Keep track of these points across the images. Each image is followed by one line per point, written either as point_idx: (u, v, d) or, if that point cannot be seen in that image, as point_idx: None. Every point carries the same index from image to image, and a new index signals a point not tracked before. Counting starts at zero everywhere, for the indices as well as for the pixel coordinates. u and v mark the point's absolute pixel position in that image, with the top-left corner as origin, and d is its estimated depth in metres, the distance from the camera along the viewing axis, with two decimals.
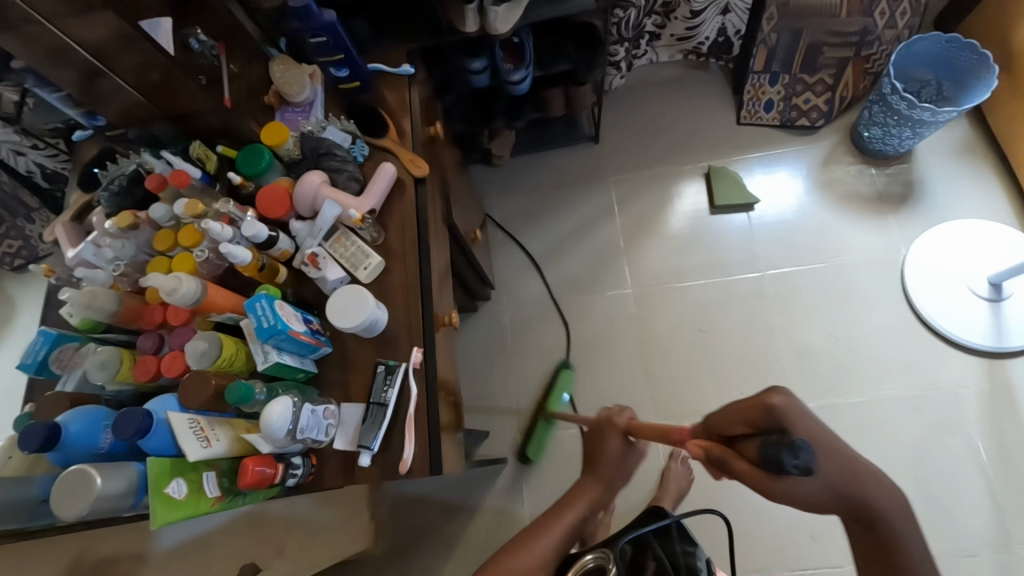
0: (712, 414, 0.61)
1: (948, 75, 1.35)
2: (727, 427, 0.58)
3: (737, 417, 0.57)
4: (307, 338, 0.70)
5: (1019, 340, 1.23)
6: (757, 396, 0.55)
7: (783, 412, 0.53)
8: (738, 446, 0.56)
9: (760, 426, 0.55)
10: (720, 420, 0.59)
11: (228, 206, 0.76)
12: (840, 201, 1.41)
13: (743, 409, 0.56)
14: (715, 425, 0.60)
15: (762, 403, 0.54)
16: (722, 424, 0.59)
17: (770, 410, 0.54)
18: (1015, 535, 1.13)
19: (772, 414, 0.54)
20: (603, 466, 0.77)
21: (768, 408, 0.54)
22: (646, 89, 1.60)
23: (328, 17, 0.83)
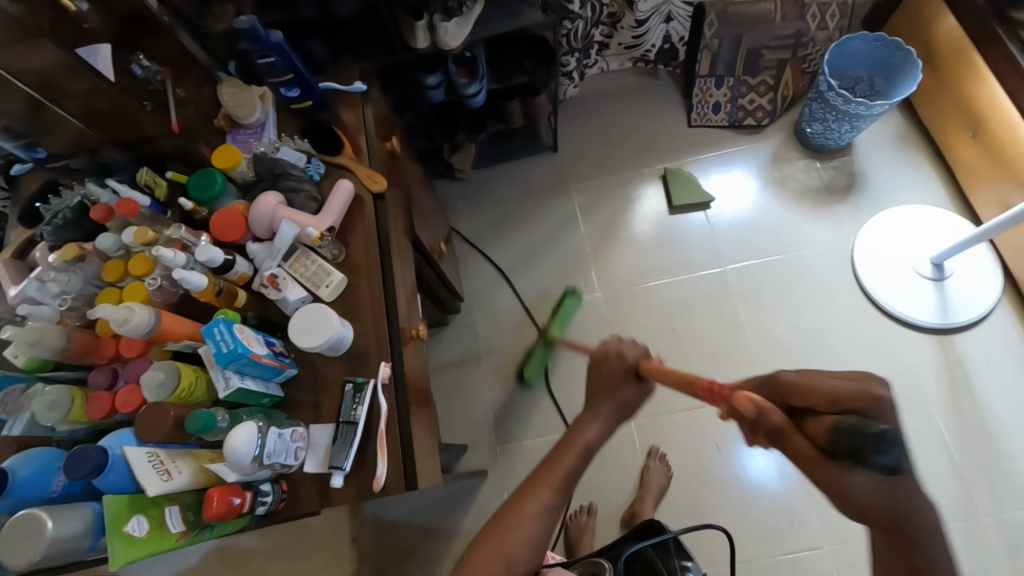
0: (786, 374, 0.54)
1: (879, 72, 1.43)
2: (801, 396, 0.52)
3: (823, 392, 0.51)
4: (270, 361, 0.68)
5: (964, 316, 1.30)
6: (863, 382, 0.50)
7: (885, 406, 0.49)
8: (813, 419, 0.51)
9: (842, 408, 0.50)
10: (793, 388, 0.53)
11: (180, 231, 0.74)
12: (791, 196, 1.48)
13: (841, 385, 0.50)
14: (783, 388, 0.54)
15: (866, 391, 0.50)
16: (793, 391, 0.53)
17: (873, 402, 0.49)
18: (978, 503, 1.18)
19: (876, 406, 0.49)
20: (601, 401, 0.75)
21: (873, 399, 0.49)
22: (601, 98, 1.64)
23: (276, 38, 0.82)
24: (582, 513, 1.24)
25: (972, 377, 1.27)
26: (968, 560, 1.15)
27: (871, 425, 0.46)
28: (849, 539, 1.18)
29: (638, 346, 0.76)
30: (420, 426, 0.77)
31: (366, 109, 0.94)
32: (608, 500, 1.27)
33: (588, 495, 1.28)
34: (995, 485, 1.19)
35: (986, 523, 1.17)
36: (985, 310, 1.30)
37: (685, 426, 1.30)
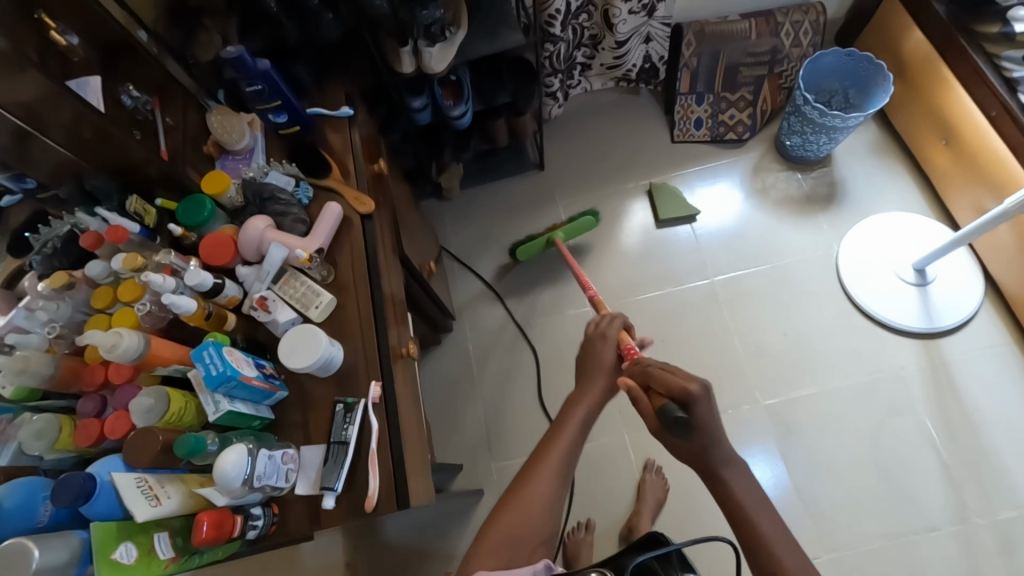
0: (654, 369, 0.74)
1: (853, 85, 1.48)
2: (656, 384, 0.73)
3: (665, 384, 0.71)
4: (259, 383, 0.68)
5: (948, 320, 1.32)
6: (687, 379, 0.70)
7: (696, 399, 0.68)
8: (652, 397, 0.73)
9: (673, 395, 0.70)
10: (654, 378, 0.73)
11: (169, 257, 0.74)
12: (775, 206, 1.50)
13: (674, 380, 0.70)
14: (647, 376, 0.74)
15: (684, 386, 0.69)
16: (653, 379, 0.73)
17: (687, 394, 0.69)
18: (970, 504, 1.18)
19: (689, 399, 0.68)
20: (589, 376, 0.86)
21: (687, 392, 0.69)
22: (585, 116, 1.68)
23: (264, 66, 0.84)
24: (579, 529, 1.23)
25: (958, 379, 1.29)
26: (963, 562, 1.15)
27: (675, 410, 0.68)
28: (844, 545, 1.18)
29: (619, 322, 0.91)
30: (410, 444, 0.77)
31: (352, 132, 0.96)
32: (604, 514, 1.26)
33: (585, 511, 1.27)
34: (986, 486, 1.19)
35: (979, 524, 1.17)
36: (967, 313, 1.32)
37: None
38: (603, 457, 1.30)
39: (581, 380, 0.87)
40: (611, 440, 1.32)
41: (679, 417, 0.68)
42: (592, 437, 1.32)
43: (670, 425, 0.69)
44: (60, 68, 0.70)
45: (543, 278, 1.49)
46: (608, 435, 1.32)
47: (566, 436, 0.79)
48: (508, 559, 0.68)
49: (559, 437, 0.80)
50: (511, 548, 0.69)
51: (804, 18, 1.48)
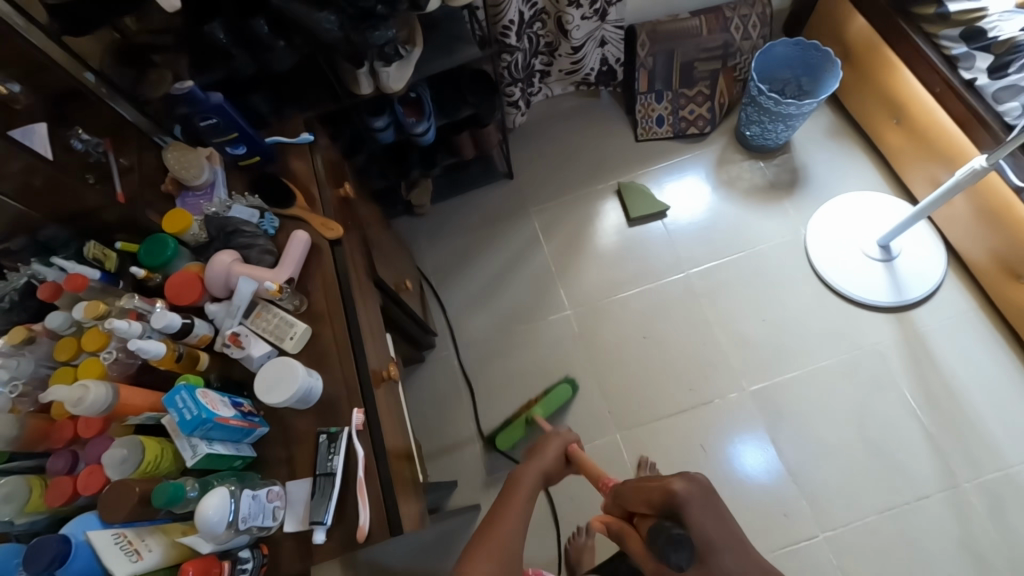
0: (626, 488, 0.67)
1: (804, 73, 1.52)
2: (634, 504, 0.64)
3: (647, 494, 0.62)
4: (237, 422, 0.67)
5: (916, 291, 1.36)
6: (666, 480, 0.61)
7: (683, 501, 0.58)
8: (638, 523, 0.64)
9: (659, 504, 0.60)
10: (631, 494, 0.65)
11: (134, 300, 0.72)
12: (742, 196, 1.53)
13: (651, 490, 0.62)
14: (625, 499, 0.67)
15: (665, 490, 0.60)
16: (629, 500, 0.65)
17: (670, 496, 0.59)
18: (956, 470, 1.22)
19: (674, 502, 0.58)
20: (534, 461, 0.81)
21: (670, 494, 0.59)
22: (549, 121, 1.70)
23: (216, 99, 0.82)
24: (581, 534, 1.22)
25: (932, 348, 1.33)
26: (956, 528, 1.17)
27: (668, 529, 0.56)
28: (840, 523, 1.20)
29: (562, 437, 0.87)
30: (399, 466, 0.76)
31: (315, 158, 0.96)
32: None
33: (584, 516, 1.26)
34: (969, 451, 1.23)
35: (967, 490, 1.20)
36: (933, 285, 1.36)
37: (671, 433, 1.31)
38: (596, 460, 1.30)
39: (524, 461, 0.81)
40: (604, 441, 1.32)
41: (673, 533, 0.56)
42: (585, 440, 1.32)
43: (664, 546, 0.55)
44: (3, 119, 0.69)
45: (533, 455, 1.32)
46: (598, 437, 1.32)
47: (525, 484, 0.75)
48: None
49: (510, 504, 0.71)
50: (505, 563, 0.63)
51: (751, 11, 1.53)
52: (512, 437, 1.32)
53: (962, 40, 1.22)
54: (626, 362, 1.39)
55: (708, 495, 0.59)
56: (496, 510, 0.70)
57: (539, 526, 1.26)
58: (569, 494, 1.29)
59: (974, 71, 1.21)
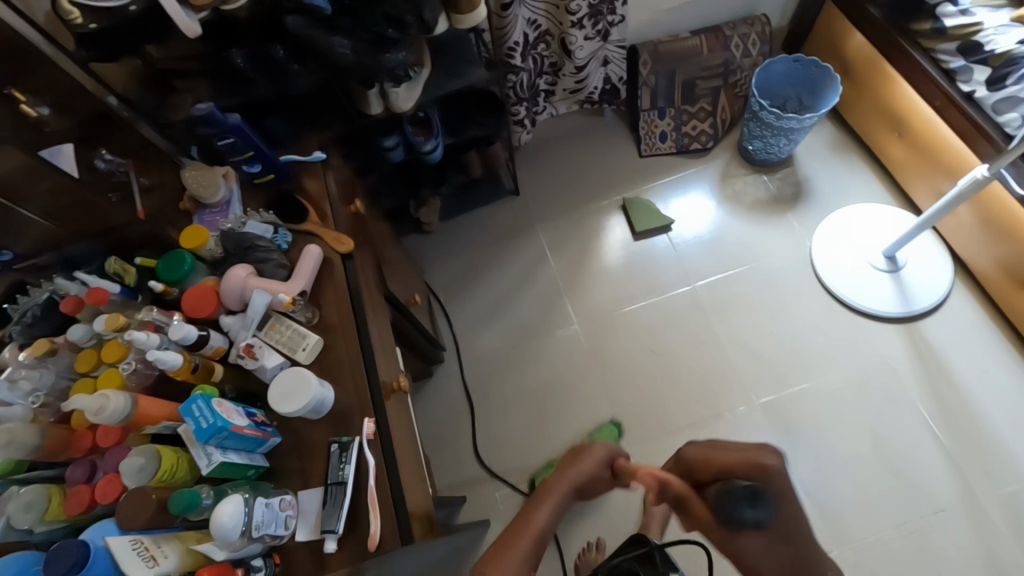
0: (696, 453, 0.68)
1: (804, 89, 1.55)
2: (703, 471, 0.66)
3: (721, 466, 0.64)
4: (251, 431, 0.68)
5: (925, 302, 1.36)
6: (758, 453, 0.61)
7: (767, 474, 0.59)
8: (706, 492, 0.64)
9: (739, 475, 0.61)
10: (698, 463, 0.67)
11: (152, 313, 0.75)
12: (747, 210, 1.55)
13: (737, 460, 0.62)
14: (692, 464, 0.68)
15: (754, 460, 0.61)
16: (699, 467, 0.67)
17: (760, 468, 0.60)
18: (972, 482, 1.20)
19: (764, 475, 0.59)
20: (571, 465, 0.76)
21: (761, 468, 0.60)
22: (553, 139, 1.73)
23: (235, 120, 0.86)
24: (591, 549, 1.21)
25: (943, 358, 1.32)
26: (973, 542, 1.16)
27: (749, 488, 0.58)
28: (855, 538, 1.19)
29: (611, 446, 0.79)
30: (410, 475, 0.77)
31: (327, 176, 0.98)
32: (614, 533, 1.25)
33: (594, 531, 1.25)
34: (984, 462, 1.21)
35: (983, 502, 1.18)
36: (942, 295, 1.36)
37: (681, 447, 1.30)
38: None
39: (559, 467, 0.77)
40: None
41: (747, 492, 0.57)
42: None
43: (737, 501, 0.57)
44: (32, 139, 0.72)
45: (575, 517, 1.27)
46: None
47: (553, 495, 0.71)
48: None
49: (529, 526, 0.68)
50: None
51: (749, 30, 1.57)
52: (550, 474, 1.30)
53: (959, 53, 1.24)
54: (634, 376, 1.39)
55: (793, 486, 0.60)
56: (508, 532, 0.68)
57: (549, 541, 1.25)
58: (580, 509, 1.28)
59: (972, 84, 1.23)
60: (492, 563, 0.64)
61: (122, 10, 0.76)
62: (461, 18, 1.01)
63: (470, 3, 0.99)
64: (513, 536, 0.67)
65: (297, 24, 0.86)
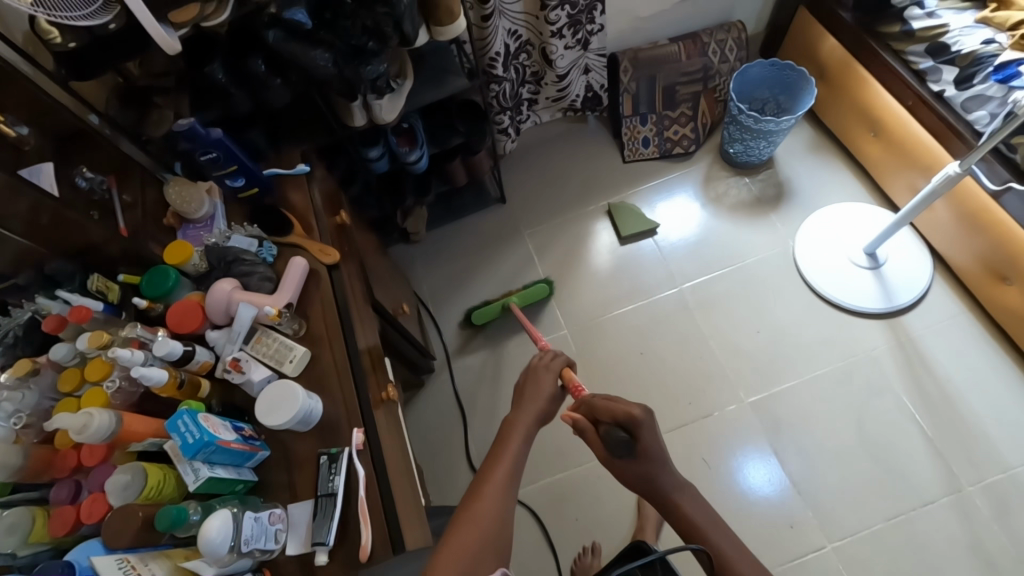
0: (597, 399, 0.77)
1: (781, 92, 1.58)
2: (599, 413, 0.76)
3: (609, 411, 0.75)
4: (239, 445, 0.67)
5: (905, 297, 1.38)
6: (629, 405, 0.74)
7: (640, 424, 0.72)
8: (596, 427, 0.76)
9: (618, 420, 0.74)
10: (597, 406, 0.76)
11: (136, 330, 0.74)
12: (730, 212, 1.57)
13: (615, 409, 0.74)
14: (592, 407, 0.77)
15: (628, 413, 0.73)
16: (596, 410, 0.77)
17: (631, 419, 0.73)
18: (958, 472, 1.22)
19: (635, 424, 0.72)
20: (528, 398, 0.79)
21: (632, 418, 0.73)
22: (538, 147, 1.75)
23: (217, 134, 0.85)
24: (586, 554, 1.20)
25: (926, 352, 1.34)
26: (963, 533, 1.17)
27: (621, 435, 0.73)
28: (847, 533, 1.20)
29: (547, 364, 0.84)
30: (400, 484, 0.77)
31: (311, 188, 0.99)
32: (608, 536, 1.25)
33: (589, 535, 1.25)
34: (969, 452, 1.23)
35: (970, 492, 1.20)
36: (921, 289, 1.39)
37: (673, 447, 1.31)
38: (597, 478, 1.30)
39: (518, 403, 0.79)
40: None
41: (619, 437, 0.73)
42: (587, 457, 1.32)
43: (612, 446, 0.73)
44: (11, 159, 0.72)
45: (564, 515, 1.28)
46: None
47: (522, 425, 0.75)
48: (495, 539, 0.63)
49: (500, 463, 0.70)
50: (502, 513, 0.65)
51: (727, 36, 1.60)
52: (487, 314, 1.45)
53: (928, 55, 1.28)
54: (625, 379, 1.40)
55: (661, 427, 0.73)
56: (484, 468, 0.71)
57: (542, 547, 1.25)
58: (574, 513, 1.28)
59: (941, 83, 1.26)
60: (472, 499, 0.67)
61: (102, 28, 0.76)
62: (442, 29, 1.02)
63: (450, 15, 1.01)
64: (492, 467, 0.70)
65: (278, 38, 0.86)
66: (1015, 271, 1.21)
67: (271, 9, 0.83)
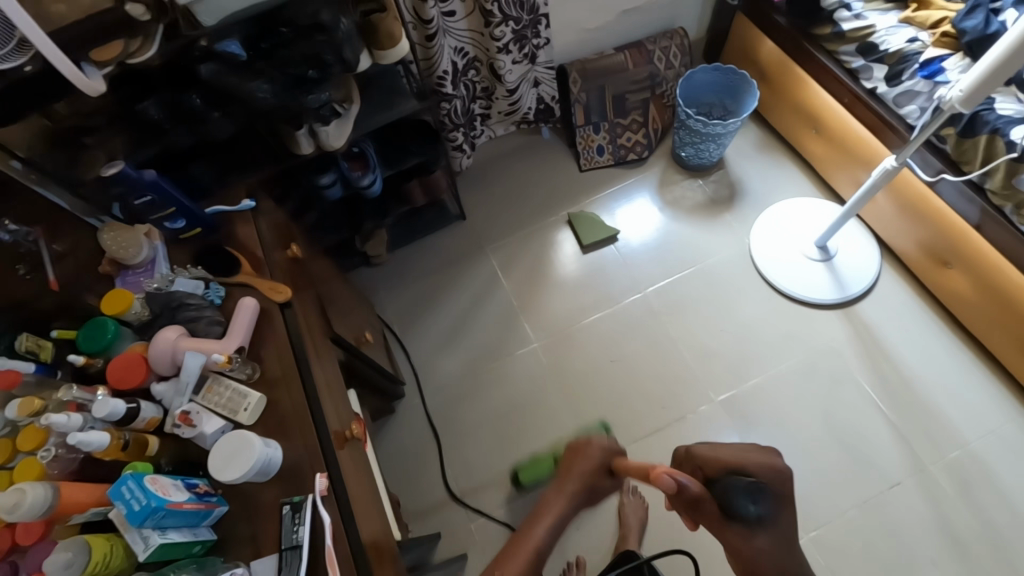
0: (697, 449, 0.68)
1: (726, 96, 1.62)
2: (710, 469, 0.65)
3: (729, 464, 0.63)
4: (192, 505, 0.64)
5: (857, 286, 1.43)
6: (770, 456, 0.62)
7: (778, 479, 0.60)
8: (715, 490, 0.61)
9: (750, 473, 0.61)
10: (710, 461, 0.65)
11: (72, 392, 0.70)
12: (687, 214, 1.60)
13: (740, 459, 0.63)
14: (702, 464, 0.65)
15: (769, 464, 0.61)
16: (707, 465, 0.65)
17: (771, 471, 0.61)
18: (920, 453, 1.26)
19: (773, 476, 0.60)
20: (573, 471, 0.73)
21: (775, 470, 0.61)
22: (496, 161, 1.74)
23: (151, 176, 0.82)
24: (572, 569, 1.19)
25: (881, 338, 1.39)
26: (928, 510, 1.21)
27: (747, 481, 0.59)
28: (823, 522, 1.22)
29: (607, 439, 0.77)
30: (371, 525, 0.74)
31: (259, 222, 0.95)
32: (593, 548, 1.24)
33: (573, 550, 1.24)
34: (930, 433, 1.28)
35: (932, 470, 1.25)
36: (872, 277, 1.44)
37: (649, 453, 1.32)
38: None
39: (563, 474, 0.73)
40: None
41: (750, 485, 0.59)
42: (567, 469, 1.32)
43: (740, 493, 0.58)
44: None
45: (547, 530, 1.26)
46: None
47: (558, 500, 0.69)
48: None
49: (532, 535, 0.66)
50: None
51: (670, 43, 1.64)
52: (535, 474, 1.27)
53: (859, 54, 1.33)
54: (598, 390, 1.39)
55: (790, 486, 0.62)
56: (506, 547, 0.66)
57: None
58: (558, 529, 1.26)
59: (873, 81, 1.32)
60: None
61: (16, 71, 0.72)
62: (384, 53, 1.01)
63: (391, 38, 0.99)
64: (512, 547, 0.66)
65: (212, 72, 0.84)
66: (955, 255, 1.27)
67: (203, 42, 0.83)
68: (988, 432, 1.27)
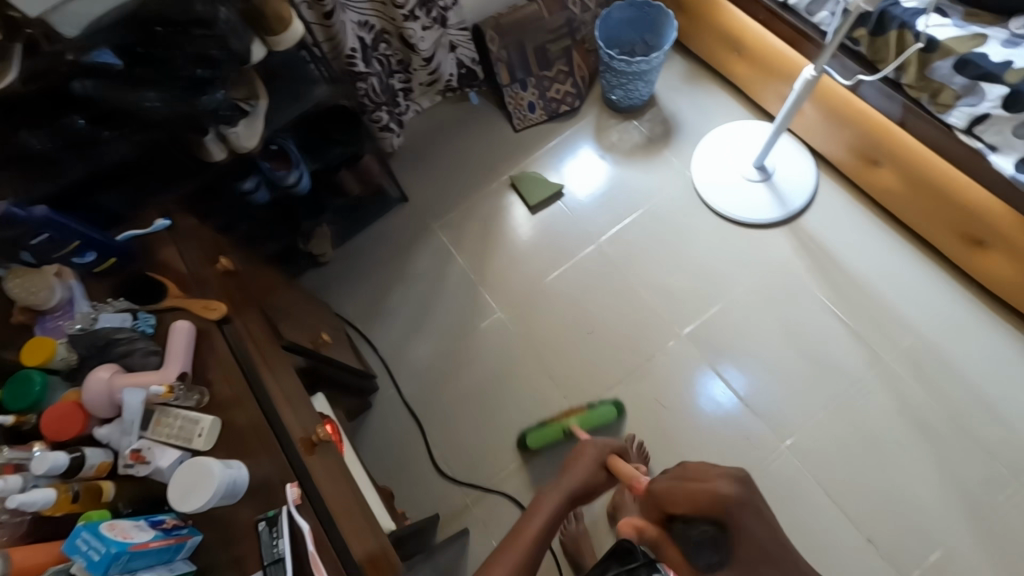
0: (657, 486, 0.81)
1: (646, 31, 1.60)
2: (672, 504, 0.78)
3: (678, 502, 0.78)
4: (160, 542, 0.62)
5: (798, 200, 1.46)
6: (712, 483, 0.75)
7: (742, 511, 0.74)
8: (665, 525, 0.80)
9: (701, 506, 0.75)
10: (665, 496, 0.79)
11: (6, 454, 0.66)
12: (627, 157, 1.59)
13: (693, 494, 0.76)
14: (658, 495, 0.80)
15: (713, 491, 0.74)
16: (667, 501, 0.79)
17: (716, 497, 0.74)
18: (878, 347, 1.33)
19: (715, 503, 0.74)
20: (574, 467, 0.87)
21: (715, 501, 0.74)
22: (428, 136, 1.68)
23: (41, 212, 0.76)
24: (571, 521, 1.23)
25: (827, 246, 1.43)
26: (892, 399, 1.28)
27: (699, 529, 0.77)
28: (798, 429, 1.28)
29: (604, 440, 0.91)
30: (356, 523, 0.73)
31: (178, 242, 0.90)
32: None
33: None
34: (882, 326, 1.34)
35: (889, 359, 1.32)
36: (811, 190, 1.47)
37: (628, 396, 1.35)
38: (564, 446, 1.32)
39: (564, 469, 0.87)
40: None
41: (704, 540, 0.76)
42: None
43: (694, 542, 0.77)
44: None
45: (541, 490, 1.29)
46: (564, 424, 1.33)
47: (556, 492, 0.81)
48: None
49: (534, 518, 0.78)
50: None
51: None
52: (545, 440, 1.30)
53: None
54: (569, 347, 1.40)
55: (754, 506, 0.75)
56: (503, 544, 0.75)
57: None
58: None
59: None
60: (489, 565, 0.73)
61: None
62: (278, 39, 0.93)
63: (281, 21, 0.92)
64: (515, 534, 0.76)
65: (88, 88, 0.78)
66: (883, 153, 1.30)
67: (70, 55, 0.77)
68: (935, 315, 1.34)
